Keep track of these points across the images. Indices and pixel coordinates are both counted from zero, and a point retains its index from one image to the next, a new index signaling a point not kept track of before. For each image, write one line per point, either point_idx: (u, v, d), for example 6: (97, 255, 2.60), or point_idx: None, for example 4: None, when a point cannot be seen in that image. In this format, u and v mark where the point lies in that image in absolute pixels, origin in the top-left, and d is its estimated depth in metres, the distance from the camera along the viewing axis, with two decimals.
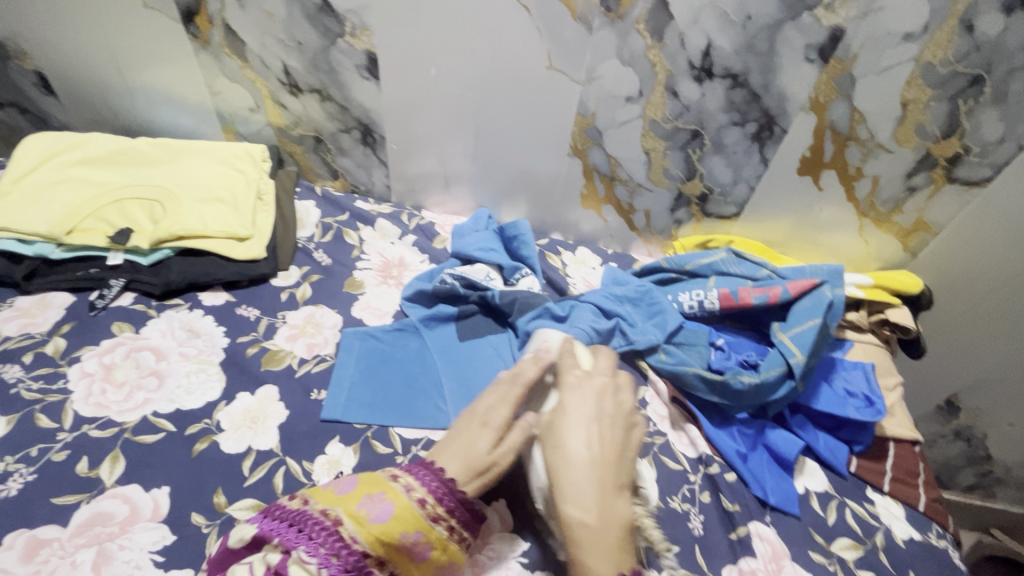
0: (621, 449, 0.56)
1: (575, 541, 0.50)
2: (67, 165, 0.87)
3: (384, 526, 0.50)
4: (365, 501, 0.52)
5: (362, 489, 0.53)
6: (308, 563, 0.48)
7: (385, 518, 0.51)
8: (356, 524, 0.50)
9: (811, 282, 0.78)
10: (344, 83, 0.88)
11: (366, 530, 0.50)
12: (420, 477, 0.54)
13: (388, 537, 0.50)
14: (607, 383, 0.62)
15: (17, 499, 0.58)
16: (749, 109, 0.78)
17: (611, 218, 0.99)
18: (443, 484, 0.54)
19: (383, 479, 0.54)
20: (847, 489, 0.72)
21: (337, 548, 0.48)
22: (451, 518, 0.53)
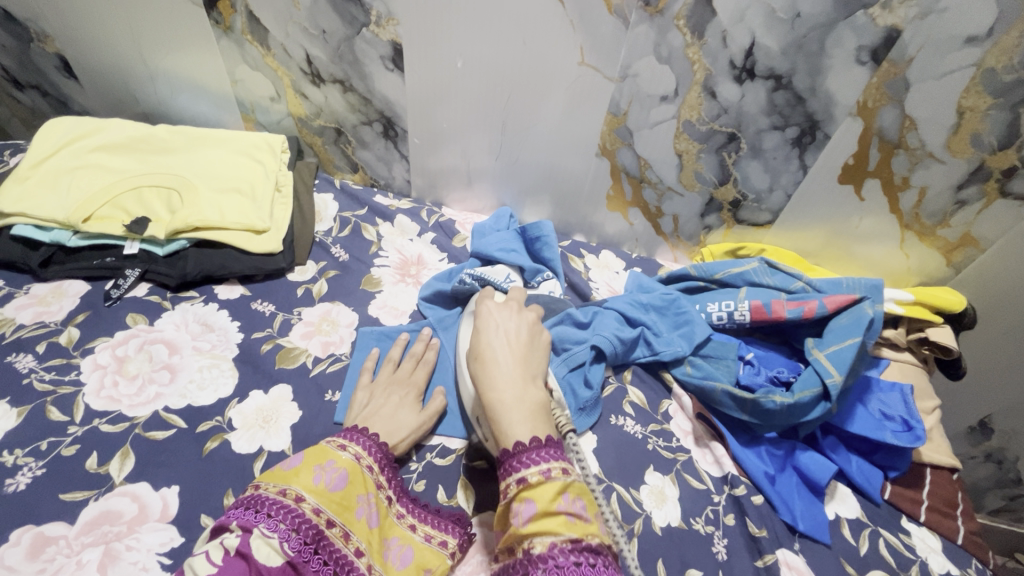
0: (532, 349, 0.59)
1: (491, 413, 0.52)
2: (86, 151, 0.86)
3: (342, 492, 0.55)
4: (317, 472, 0.56)
5: (310, 462, 0.56)
6: (271, 537, 0.49)
7: (340, 485, 0.55)
8: (315, 496, 0.54)
9: (850, 298, 0.74)
10: (367, 74, 0.85)
11: (325, 497, 0.54)
12: (355, 439, 0.60)
13: (345, 502, 0.55)
14: (516, 307, 0.64)
15: (26, 494, 0.57)
16: (791, 113, 0.74)
17: (637, 221, 0.96)
18: (380, 448, 0.61)
19: (327, 450, 0.58)
20: (881, 518, 0.68)
21: (298, 523, 0.51)
22: (389, 486, 0.60)
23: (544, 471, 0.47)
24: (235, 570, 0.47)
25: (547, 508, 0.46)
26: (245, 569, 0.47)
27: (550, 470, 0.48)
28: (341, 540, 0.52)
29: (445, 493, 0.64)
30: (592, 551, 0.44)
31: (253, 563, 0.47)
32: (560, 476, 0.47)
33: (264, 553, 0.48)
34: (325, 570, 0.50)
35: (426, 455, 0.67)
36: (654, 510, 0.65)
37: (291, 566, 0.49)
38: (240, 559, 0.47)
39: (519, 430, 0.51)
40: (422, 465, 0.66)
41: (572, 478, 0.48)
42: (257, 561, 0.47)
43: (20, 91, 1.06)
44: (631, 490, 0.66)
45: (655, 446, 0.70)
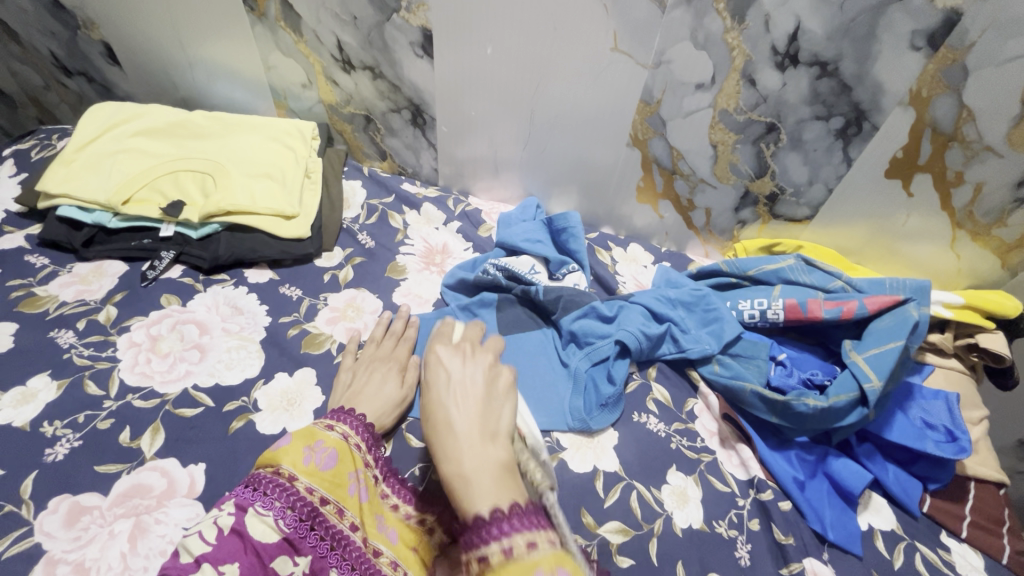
0: (490, 400, 0.54)
1: (454, 490, 0.45)
2: (127, 136, 0.89)
3: (333, 470, 0.55)
4: (307, 453, 0.55)
5: (298, 441, 0.55)
6: (266, 515, 0.50)
7: (331, 464, 0.55)
8: (307, 476, 0.54)
9: (894, 299, 0.70)
10: (397, 61, 0.85)
11: (317, 476, 0.54)
12: (343, 420, 0.60)
13: (337, 480, 0.55)
14: (467, 352, 0.62)
15: (64, 463, 0.60)
16: (836, 103, 0.70)
17: (668, 214, 0.93)
18: (366, 428, 0.61)
19: (315, 429, 0.57)
20: (919, 532, 0.65)
21: (291, 501, 0.52)
22: (376, 466, 0.60)
23: (474, 439, 0.48)
24: (230, 547, 0.49)
25: (474, 485, 0.44)
26: (240, 546, 0.49)
27: (512, 545, 0.39)
28: (335, 516, 0.54)
29: None
30: (520, 515, 0.41)
31: (249, 540, 0.49)
32: (469, 448, 0.47)
33: (259, 530, 0.50)
34: (321, 545, 0.52)
35: None
36: (675, 510, 0.63)
37: (287, 541, 0.51)
38: (236, 536, 0.49)
39: (488, 497, 0.43)
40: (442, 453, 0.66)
41: (500, 453, 0.47)
42: (253, 537, 0.50)
43: (68, 78, 1.10)
44: (652, 489, 0.64)
45: (678, 445, 0.69)
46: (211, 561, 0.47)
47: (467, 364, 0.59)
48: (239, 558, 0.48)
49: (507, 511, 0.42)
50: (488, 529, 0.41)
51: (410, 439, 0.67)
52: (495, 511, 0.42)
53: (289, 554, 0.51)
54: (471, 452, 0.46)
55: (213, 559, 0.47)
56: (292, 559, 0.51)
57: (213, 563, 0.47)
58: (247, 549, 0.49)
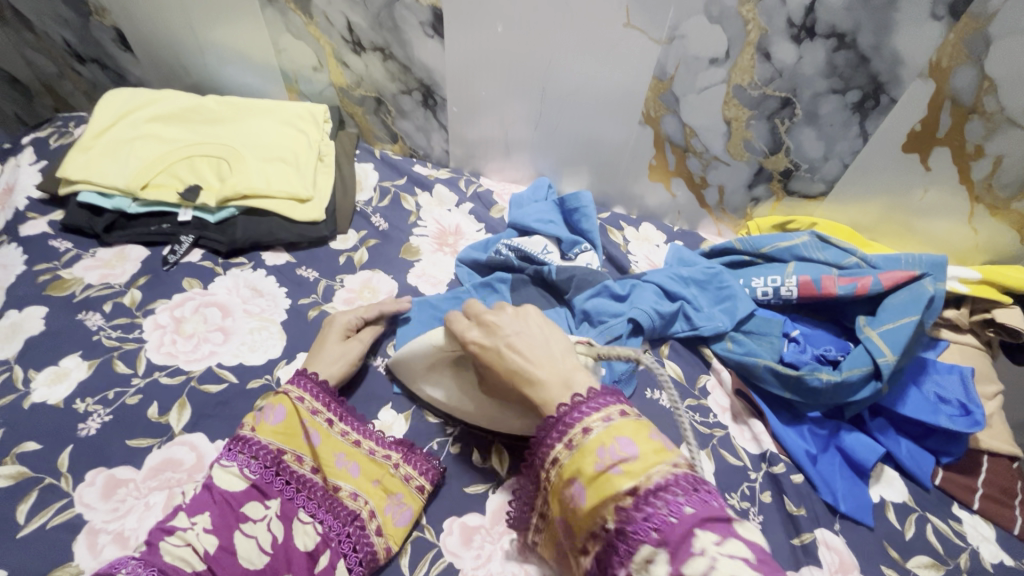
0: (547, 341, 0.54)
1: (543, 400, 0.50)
2: (142, 122, 0.90)
3: (284, 423, 0.60)
4: (258, 415, 0.60)
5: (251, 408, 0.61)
6: (230, 466, 0.56)
7: (280, 417, 0.60)
8: (259, 432, 0.59)
9: (909, 274, 0.70)
10: (407, 41, 0.85)
11: (267, 430, 0.59)
12: (296, 382, 0.63)
13: (290, 431, 0.60)
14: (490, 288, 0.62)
15: (97, 439, 0.62)
16: (853, 75, 0.69)
17: (680, 192, 0.92)
18: (318, 385, 0.64)
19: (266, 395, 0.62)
20: (930, 503, 0.65)
21: (253, 454, 0.57)
22: (328, 410, 0.63)
23: (606, 418, 0.47)
24: (202, 499, 0.53)
25: (594, 475, 0.44)
26: (210, 497, 0.54)
27: (591, 427, 0.46)
28: (296, 463, 0.58)
29: (480, 455, 0.65)
30: (658, 491, 0.41)
31: (216, 491, 0.54)
32: (601, 428, 0.46)
33: (224, 480, 0.55)
34: (287, 488, 0.56)
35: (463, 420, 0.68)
36: None
37: (256, 488, 0.55)
38: (207, 490, 0.54)
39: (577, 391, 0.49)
40: (459, 430, 0.67)
41: (619, 422, 0.46)
42: (219, 488, 0.54)
43: (82, 66, 1.11)
44: None
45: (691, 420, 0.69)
46: (186, 511, 0.52)
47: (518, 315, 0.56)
48: (209, 508, 0.53)
49: (586, 396, 0.49)
50: (647, 523, 0.41)
51: (428, 416, 0.69)
52: (648, 500, 0.41)
53: (259, 499, 0.55)
54: (597, 436, 0.46)
55: (187, 510, 0.52)
56: (263, 503, 0.55)
57: (188, 514, 0.52)
58: (215, 499, 0.53)
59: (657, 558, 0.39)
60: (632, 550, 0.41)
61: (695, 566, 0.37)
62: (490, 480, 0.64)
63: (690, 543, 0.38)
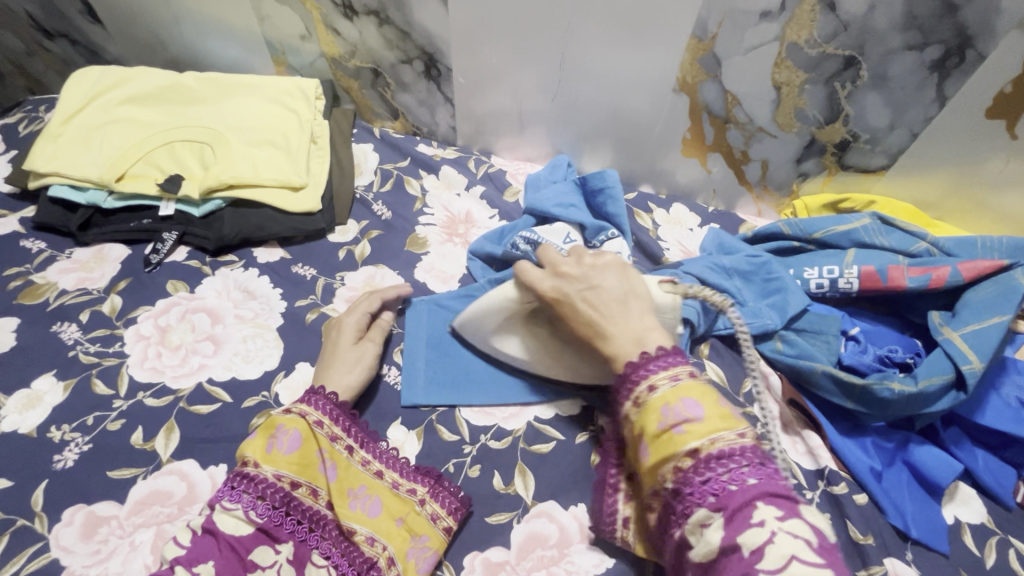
0: (627, 300, 0.50)
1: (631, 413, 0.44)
2: (115, 104, 0.81)
3: (299, 452, 0.52)
4: (269, 441, 0.52)
5: (260, 433, 0.53)
6: (235, 508, 0.48)
7: (296, 446, 0.52)
8: (271, 463, 0.51)
9: (994, 265, 0.60)
10: (405, 3, 0.74)
11: (282, 461, 0.51)
12: (312, 402, 0.56)
13: (306, 461, 0.52)
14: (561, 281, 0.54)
15: (75, 470, 0.56)
16: (935, 28, 0.58)
17: (717, 168, 0.82)
18: (337, 407, 0.57)
19: (275, 415, 0.54)
20: (1013, 525, 0.58)
21: (262, 491, 0.49)
22: (349, 436, 0.56)
23: (674, 377, 0.43)
24: (205, 546, 0.47)
25: (653, 435, 0.42)
26: (214, 544, 0.47)
27: (658, 384, 0.43)
28: (310, 498, 0.51)
29: (502, 479, 0.59)
30: (721, 460, 0.39)
31: (221, 537, 0.47)
32: (668, 386, 0.43)
33: (230, 525, 0.48)
34: (300, 529, 0.50)
35: (481, 437, 0.62)
36: None
37: (264, 531, 0.49)
38: (208, 536, 0.47)
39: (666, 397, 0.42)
40: (477, 449, 0.61)
41: (690, 382, 0.43)
42: (225, 534, 0.47)
43: (50, 41, 1.01)
44: None
45: None
46: (184, 563, 0.45)
47: (595, 268, 0.52)
48: (214, 556, 0.46)
49: (655, 353, 0.46)
50: (705, 487, 0.39)
51: (442, 433, 0.62)
52: (710, 467, 0.39)
53: (268, 543, 0.49)
54: (662, 395, 0.42)
55: (186, 560, 0.45)
56: (273, 548, 0.49)
57: (186, 565, 0.45)
58: (220, 547, 0.47)
59: (712, 522, 0.37)
60: (687, 511, 0.39)
61: (751, 538, 0.35)
62: (515, 506, 0.57)
63: (749, 513, 0.36)
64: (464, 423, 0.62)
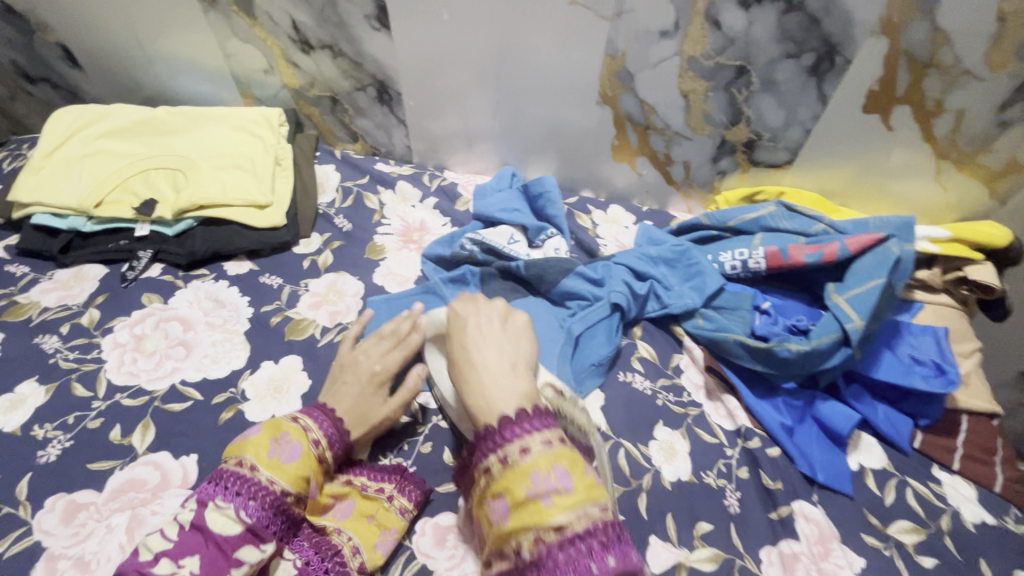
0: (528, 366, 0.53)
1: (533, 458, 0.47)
2: (93, 138, 0.88)
3: (297, 462, 0.54)
4: (271, 446, 0.54)
5: (263, 434, 0.55)
6: (226, 508, 0.50)
7: (295, 456, 0.54)
8: (269, 469, 0.53)
9: (875, 238, 0.68)
10: (355, 36, 0.83)
11: (281, 470, 0.53)
12: (314, 418, 0.58)
13: (303, 472, 0.54)
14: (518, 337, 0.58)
15: (57, 464, 0.61)
16: (805, 38, 0.68)
17: (646, 171, 0.91)
18: (334, 424, 0.59)
19: (280, 422, 0.57)
20: (910, 468, 0.64)
21: (254, 493, 0.51)
22: (335, 457, 0.58)
23: (544, 442, 0.45)
24: (191, 542, 0.48)
25: (519, 500, 0.43)
26: (201, 540, 0.48)
27: (529, 445, 0.44)
28: (296, 504, 0.54)
29: (452, 453, 0.65)
30: (582, 538, 0.41)
31: (208, 534, 0.48)
32: (540, 449, 0.44)
33: (219, 523, 0.49)
34: (282, 531, 0.52)
35: (432, 418, 0.68)
36: (663, 465, 0.63)
37: (251, 531, 0.50)
38: (194, 532, 0.49)
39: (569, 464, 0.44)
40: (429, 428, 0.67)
41: (559, 449, 0.45)
42: (213, 531, 0.49)
43: (32, 85, 1.08)
44: (639, 445, 0.64)
45: (665, 401, 0.68)
46: (171, 556, 0.47)
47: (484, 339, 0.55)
48: (199, 551, 0.47)
49: (515, 416, 0.47)
50: (567, 566, 0.40)
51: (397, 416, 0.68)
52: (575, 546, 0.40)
53: (254, 543, 0.49)
54: (534, 460, 0.44)
55: (173, 553, 0.47)
56: (260, 548, 0.49)
57: (173, 557, 0.47)
58: (208, 542, 0.48)
59: None
60: None
61: None
62: None
63: None
64: (417, 406, 0.68)
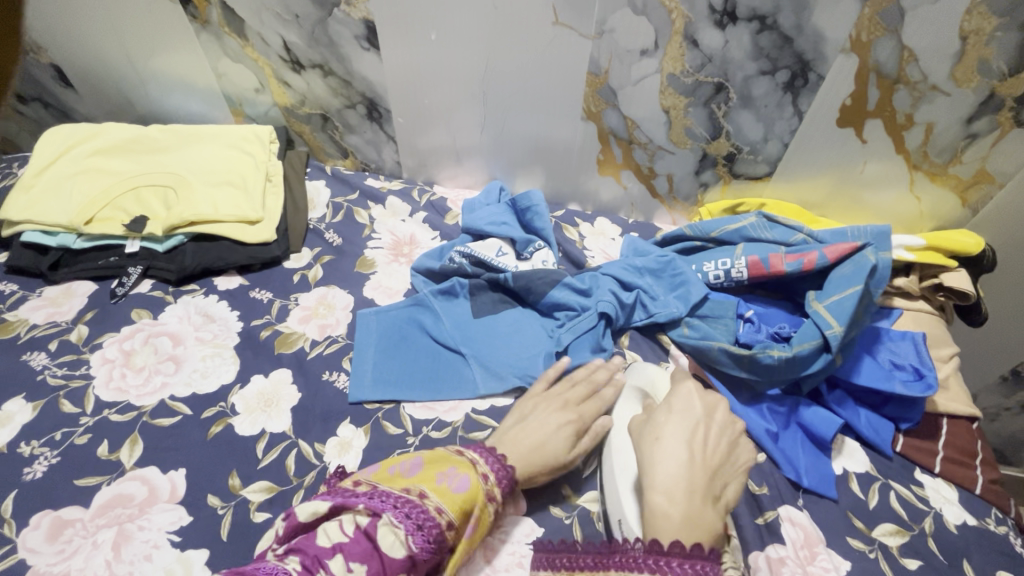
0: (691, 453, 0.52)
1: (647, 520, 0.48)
2: (84, 156, 0.89)
3: (464, 495, 0.50)
4: (441, 476, 0.51)
5: (433, 465, 0.52)
6: (398, 527, 0.46)
7: (464, 487, 0.51)
8: (439, 494, 0.49)
9: (851, 246, 0.70)
10: (345, 56, 0.85)
11: (450, 498, 0.49)
12: (486, 457, 0.55)
13: (466, 507, 0.50)
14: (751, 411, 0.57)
15: (43, 480, 0.60)
16: (779, 56, 0.71)
17: (631, 184, 0.93)
18: (506, 471, 0.54)
19: (453, 455, 0.54)
20: (893, 471, 0.66)
21: (422, 518, 0.47)
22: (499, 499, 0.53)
23: None
24: (359, 550, 0.45)
25: None
26: (369, 550, 0.45)
27: None
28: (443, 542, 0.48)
29: None
30: None
31: (378, 549, 0.45)
32: None
33: (388, 542, 0.45)
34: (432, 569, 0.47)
35: (422, 429, 0.68)
36: None
37: (411, 560, 0.45)
38: (364, 539, 0.46)
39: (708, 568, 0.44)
40: (419, 439, 0.67)
41: None
42: (385, 550, 0.45)
43: (23, 105, 1.09)
44: None
45: None
46: (344, 555, 0.44)
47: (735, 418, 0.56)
48: (366, 562, 0.44)
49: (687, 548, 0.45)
50: None
51: (388, 427, 0.68)
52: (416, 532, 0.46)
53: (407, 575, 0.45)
54: None
55: (345, 551, 0.45)
56: None
57: (345, 557, 0.44)
58: (368, 553, 0.45)
59: None
60: None
61: None
62: None
63: None
64: (407, 418, 0.69)
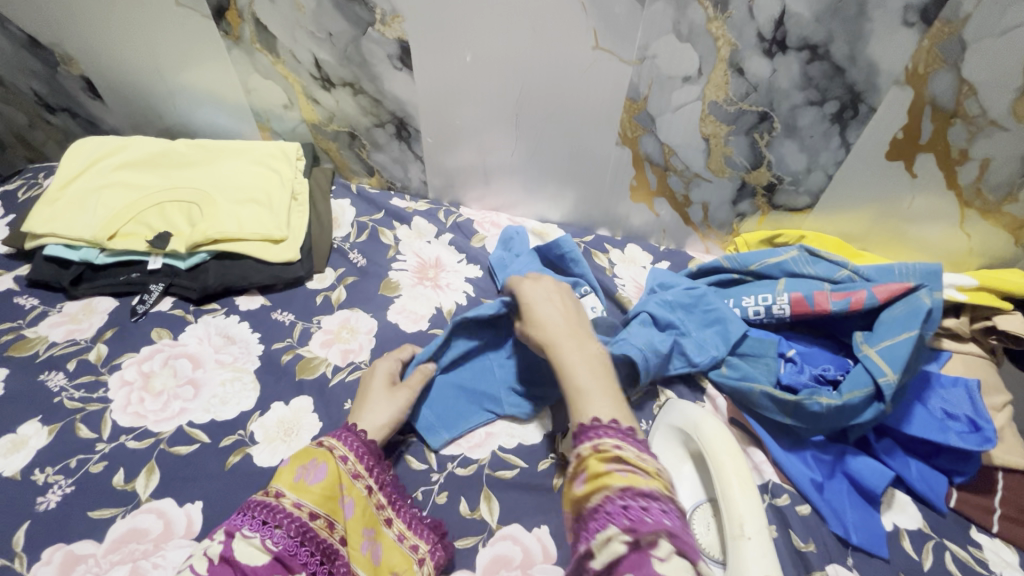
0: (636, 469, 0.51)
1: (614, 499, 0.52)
2: (110, 170, 0.88)
3: (323, 483, 0.54)
4: (299, 471, 0.54)
5: (291, 460, 0.55)
6: (252, 537, 0.49)
7: (321, 477, 0.54)
8: (295, 491, 0.53)
9: (904, 286, 0.67)
10: (377, 75, 0.83)
11: (308, 492, 0.53)
12: (342, 438, 0.58)
13: (329, 493, 0.54)
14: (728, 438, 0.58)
15: (56, 511, 0.58)
16: (829, 86, 0.68)
17: (664, 211, 0.90)
18: (368, 446, 0.59)
19: (307, 446, 0.57)
20: (947, 529, 0.62)
21: (280, 519, 0.50)
22: (370, 475, 0.58)
23: (617, 441, 0.45)
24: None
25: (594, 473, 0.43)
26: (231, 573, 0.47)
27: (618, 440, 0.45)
28: (326, 530, 0.52)
29: (468, 504, 0.62)
30: (647, 498, 0.39)
31: (238, 566, 0.47)
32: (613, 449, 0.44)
33: (247, 553, 0.48)
34: (313, 561, 0.50)
35: (448, 465, 0.66)
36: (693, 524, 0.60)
37: (279, 560, 0.49)
38: (224, 565, 0.47)
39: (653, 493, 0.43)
40: (445, 476, 0.64)
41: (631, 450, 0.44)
42: (242, 563, 0.47)
43: (52, 114, 1.09)
44: None
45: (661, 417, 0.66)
46: None
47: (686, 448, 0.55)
48: None
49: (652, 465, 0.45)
50: (622, 515, 0.39)
51: (411, 462, 0.66)
52: (634, 498, 0.39)
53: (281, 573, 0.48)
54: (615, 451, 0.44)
55: None
56: None
57: None
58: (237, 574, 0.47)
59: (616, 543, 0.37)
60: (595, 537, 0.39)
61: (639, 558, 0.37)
62: (480, 531, 0.61)
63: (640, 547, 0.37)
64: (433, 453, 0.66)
